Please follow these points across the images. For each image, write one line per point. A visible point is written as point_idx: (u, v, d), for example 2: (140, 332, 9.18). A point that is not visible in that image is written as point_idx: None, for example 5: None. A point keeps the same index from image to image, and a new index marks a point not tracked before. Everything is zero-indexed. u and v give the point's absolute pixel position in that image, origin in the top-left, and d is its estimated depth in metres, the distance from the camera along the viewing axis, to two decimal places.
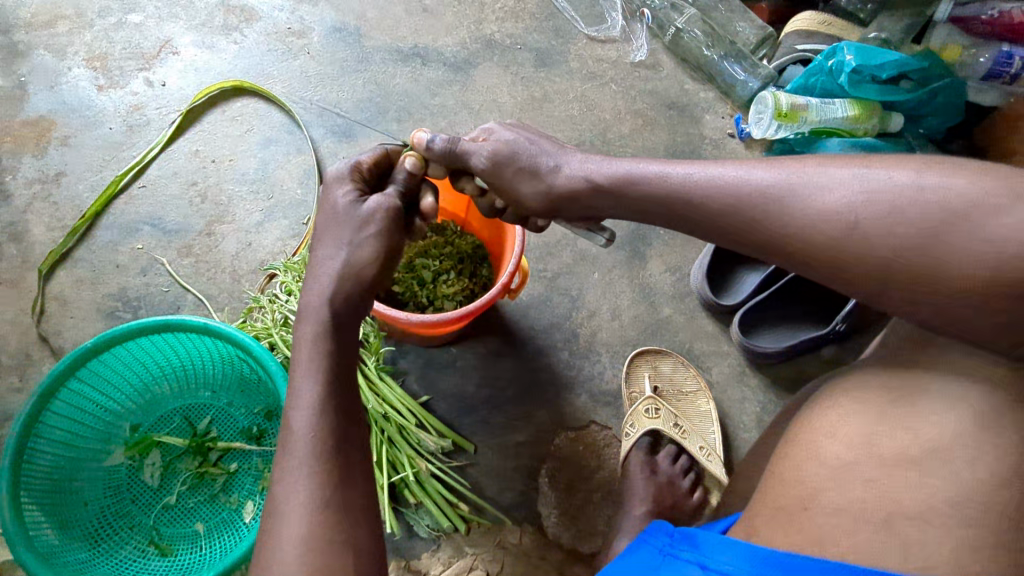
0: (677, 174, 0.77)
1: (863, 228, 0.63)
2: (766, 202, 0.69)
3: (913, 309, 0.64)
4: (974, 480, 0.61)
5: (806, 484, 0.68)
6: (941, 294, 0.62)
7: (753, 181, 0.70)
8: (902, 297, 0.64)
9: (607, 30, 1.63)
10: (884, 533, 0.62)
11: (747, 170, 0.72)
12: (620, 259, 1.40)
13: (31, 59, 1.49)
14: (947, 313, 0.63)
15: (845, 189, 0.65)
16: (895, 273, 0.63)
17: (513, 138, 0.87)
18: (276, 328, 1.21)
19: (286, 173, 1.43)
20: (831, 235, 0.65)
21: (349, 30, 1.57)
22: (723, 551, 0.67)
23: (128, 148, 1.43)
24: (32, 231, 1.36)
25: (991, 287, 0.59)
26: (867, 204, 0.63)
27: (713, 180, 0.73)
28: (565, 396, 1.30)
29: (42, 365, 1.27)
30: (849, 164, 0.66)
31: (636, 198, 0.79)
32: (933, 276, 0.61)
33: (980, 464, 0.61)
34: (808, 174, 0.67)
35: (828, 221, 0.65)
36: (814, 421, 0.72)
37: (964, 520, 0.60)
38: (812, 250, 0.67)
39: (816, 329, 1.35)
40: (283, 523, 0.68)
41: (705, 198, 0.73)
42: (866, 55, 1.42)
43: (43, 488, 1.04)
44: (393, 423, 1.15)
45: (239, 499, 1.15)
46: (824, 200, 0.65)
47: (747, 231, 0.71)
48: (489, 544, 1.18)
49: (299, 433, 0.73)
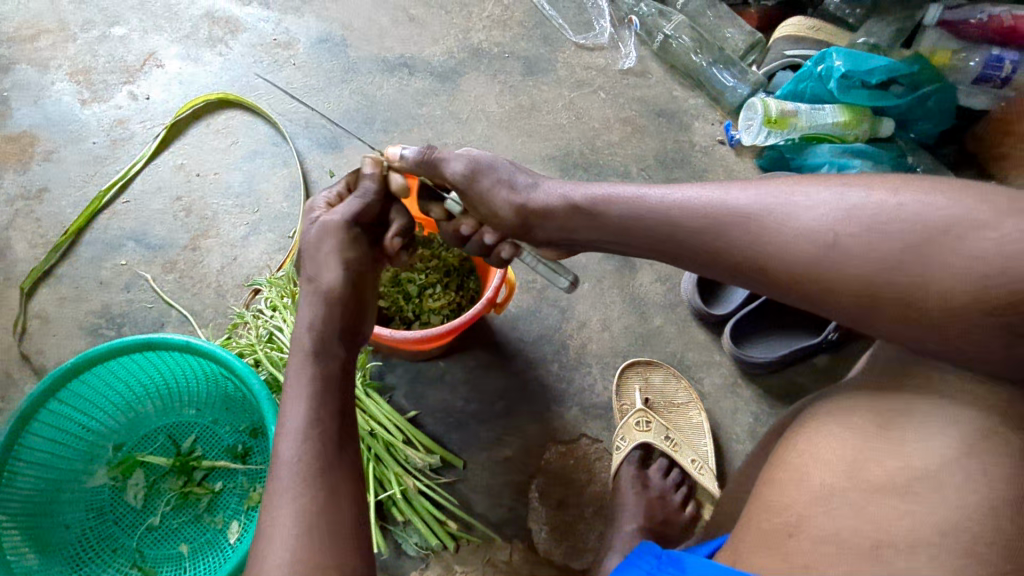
0: (653, 195, 0.75)
1: (843, 247, 0.62)
2: (744, 219, 0.68)
3: (897, 331, 0.63)
4: (965, 506, 0.59)
5: (793, 511, 0.67)
6: (927, 313, 0.60)
7: (730, 203, 0.69)
8: (884, 318, 0.62)
9: (594, 38, 1.62)
10: (871, 561, 0.60)
11: (722, 188, 0.71)
12: (609, 270, 1.39)
13: (13, 73, 1.47)
14: (930, 331, 0.61)
15: (824, 208, 0.64)
16: (880, 294, 0.61)
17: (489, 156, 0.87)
18: (260, 345, 1.18)
19: (272, 186, 1.41)
20: (809, 253, 0.64)
21: (335, 41, 1.56)
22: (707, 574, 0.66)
23: (112, 162, 1.42)
24: (14, 248, 1.34)
25: (971, 307, 0.57)
26: (846, 222, 0.62)
27: (690, 201, 0.72)
28: (555, 409, 1.28)
29: (25, 384, 1.25)
30: (826, 182, 0.66)
31: (609, 219, 0.78)
32: (913, 297, 0.60)
33: (971, 490, 0.60)
34: (783, 192, 0.67)
35: (810, 240, 0.64)
36: (802, 445, 0.71)
37: (953, 549, 0.58)
38: (791, 269, 0.65)
39: (809, 338, 1.34)
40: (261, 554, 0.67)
41: (681, 218, 0.72)
42: (855, 61, 1.40)
43: (22, 511, 1.02)
44: (379, 440, 1.14)
45: (223, 519, 1.13)
46: (804, 218, 0.64)
47: (723, 250, 0.70)
48: (477, 562, 1.17)
49: (282, 461, 0.72)
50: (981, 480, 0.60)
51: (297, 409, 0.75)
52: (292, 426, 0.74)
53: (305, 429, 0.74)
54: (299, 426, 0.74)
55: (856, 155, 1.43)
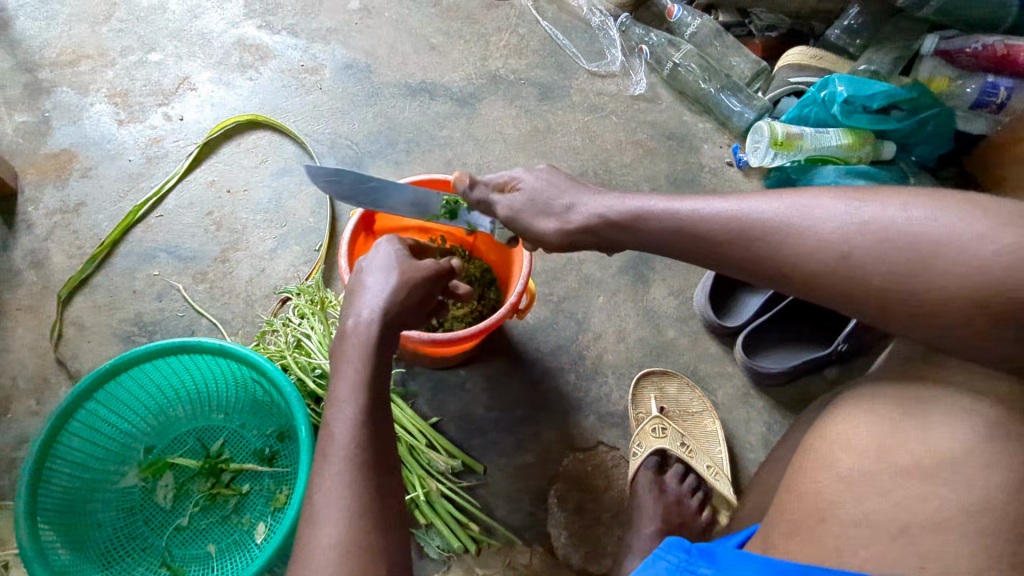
0: (684, 208, 0.79)
1: (855, 258, 0.65)
2: (765, 229, 0.71)
3: (909, 332, 0.66)
4: (988, 489, 0.62)
5: (822, 497, 0.71)
6: (931, 317, 0.63)
7: (753, 214, 0.72)
8: (895, 320, 0.66)
9: (606, 66, 1.70)
10: (900, 543, 0.64)
11: (746, 199, 0.74)
12: (623, 283, 1.44)
13: (54, 95, 1.55)
14: (936, 330, 0.64)
15: (839, 221, 0.67)
16: (889, 301, 0.65)
17: (536, 185, 0.92)
18: (289, 350, 1.23)
19: (299, 204, 1.47)
20: (824, 262, 0.68)
21: (359, 67, 1.64)
22: (756, 567, 0.66)
23: (146, 179, 1.48)
24: (52, 258, 1.39)
25: (975, 311, 0.60)
26: (859, 234, 0.65)
27: (716, 212, 0.76)
28: (574, 417, 1.32)
29: (60, 388, 1.29)
30: (845, 195, 0.68)
31: (645, 229, 0.82)
32: (921, 303, 0.63)
33: (994, 475, 0.62)
34: (803, 203, 0.70)
35: (825, 251, 0.67)
36: (830, 435, 0.76)
37: (977, 529, 0.61)
38: (808, 276, 0.69)
39: (817, 350, 1.37)
40: (325, 537, 0.69)
41: (709, 228, 0.76)
42: (857, 86, 1.47)
43: (60, 511, 1.05)
44: (404, 443, 1.18)
45: (250, 520, 1.15)
46: (819, 232, 0.68)
47: (747, 256, 0.74)
48: (498, 566, 1.19)
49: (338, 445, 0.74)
50: (1002, 464, 0.63)
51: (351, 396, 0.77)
52: (350, 414, 0.76)
53: (366, 417, 0.76)
54: (358, 413, 0.76)
55: (859, 176, 1.48)
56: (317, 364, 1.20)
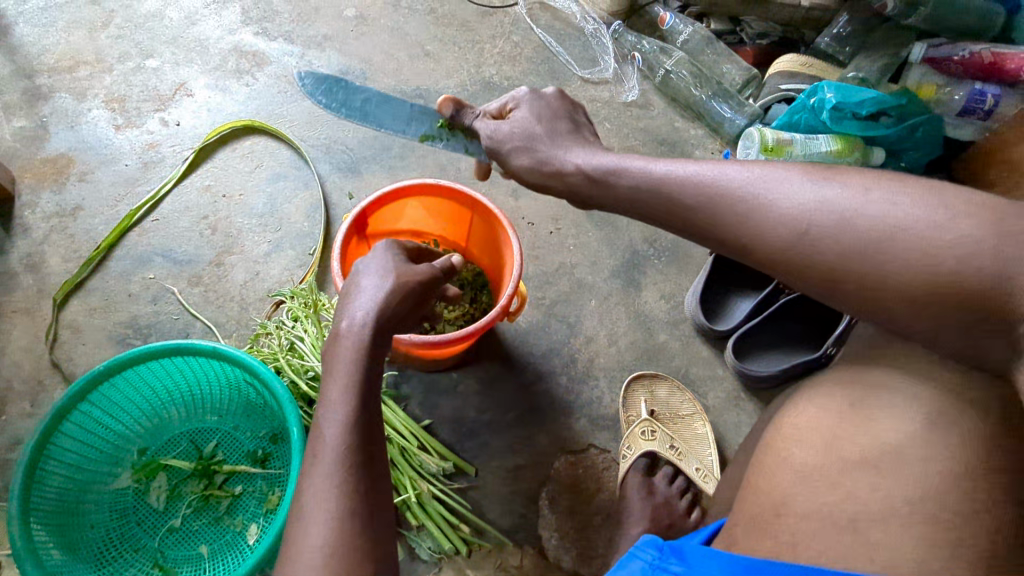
0: (661, 167, 0.81)
1: (813, 235, 0.66)
2: (731, 196, 0.72)
3: (861, 311, 0.67)
4: (930, 478, 0.63)
5: (779, 492, 0.72)
6: (884, 299, 0.64)
7: (724, 180, 0.73)
8: (847, 297, 0.66)
9: (599, 73, 1.72)
10: (850, 535, 0.64)
11: (719, 166, 0.75)
12: (615, 287, 1.45)
13: (53, 101, 1.56)
14: (887, 312, 0.65)
15: (802, 197, 0.67)
16: (843, 278, 0.65)
17: (531, 120, 0.93)
18: (283, 353, 1.24)
19: (295, 209, 1.48)
20: (783, 237, 0.68)
21: (355, 73, 1.66)
22: (718, 563, 0.66)
23: (143, 183, 1.49)
24: (48, 261, 1.40)
25: (927, 296, 0.61)
26: (819, 212, 0.66)
27: (691, 173, 0.77)
28: (564, 420, 1.33)
29: (55, 391, 1.30)
30: (810, 174, 0.69)
31: (620, 187, 0.84)
32: (876, 283, 0.63)
33: (934, 464, 0.63)
34: (771, 176, 0.71)
35: (784, 225, 0.68)
36: (784, 433, 0.77)
37: (922, 520, 0.62)
38: (768, 250, 0.70)
39: (806, 352, 1.38)
40: (306, 537, 0.70)
41: (681, 192, 0.77)
42: (845, 93, 1.48)
43: (52, 511, 1.06)
44: (395, 445, 1.20)
45: (243, 522, 1.16)
46: (781, 206, 0.68)
47: (713, 223, 0.75)
48: (488, 567, 1.19)
49: (327, 444, 0.75)
50: (942, 455, 0.63)
51: (341, 396, 0.78)
52: (342, 417, 0.76)
53: (354, 417, 0.77)
54: (348, 414, 0.77)
55: None
56: (311, 366, 1.21)
